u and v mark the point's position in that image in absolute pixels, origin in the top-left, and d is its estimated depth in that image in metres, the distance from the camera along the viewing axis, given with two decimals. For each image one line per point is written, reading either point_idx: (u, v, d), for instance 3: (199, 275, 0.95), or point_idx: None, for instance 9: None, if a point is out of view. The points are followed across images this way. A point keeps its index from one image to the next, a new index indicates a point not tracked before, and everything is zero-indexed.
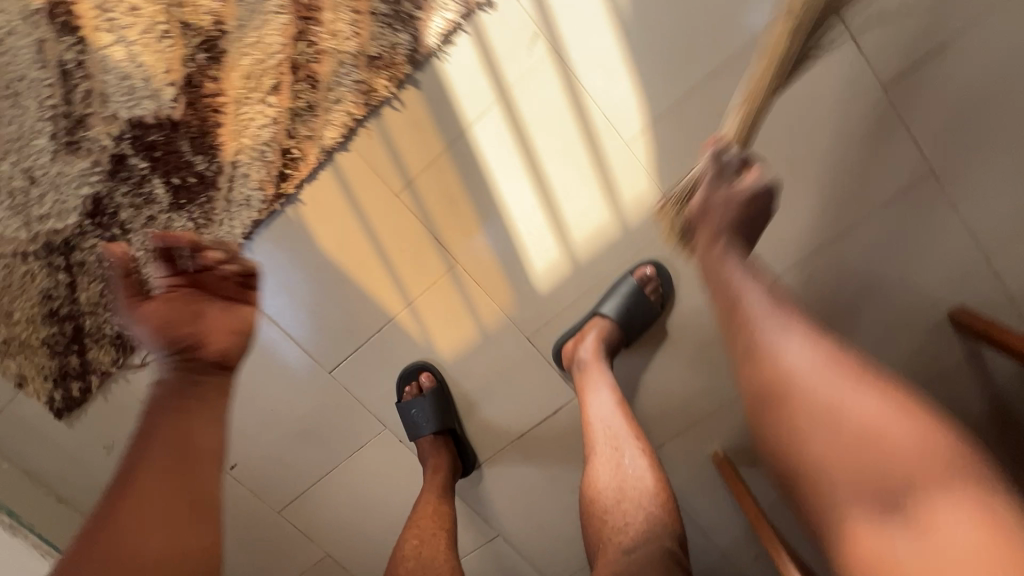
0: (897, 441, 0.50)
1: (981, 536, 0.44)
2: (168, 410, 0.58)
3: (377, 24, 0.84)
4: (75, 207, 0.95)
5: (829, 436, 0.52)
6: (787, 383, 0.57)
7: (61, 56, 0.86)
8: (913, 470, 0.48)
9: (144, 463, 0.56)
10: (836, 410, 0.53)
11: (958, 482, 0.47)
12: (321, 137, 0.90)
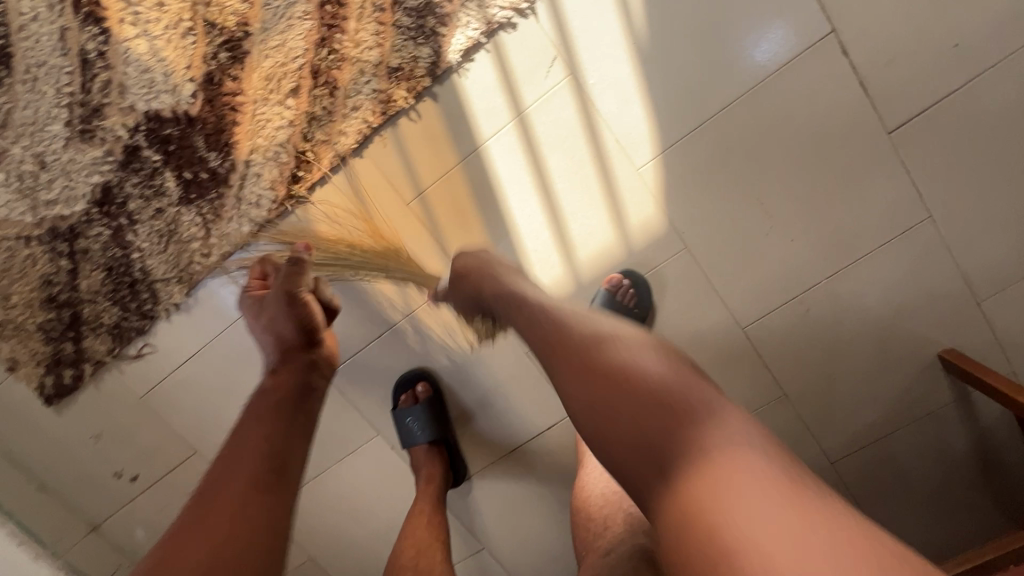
0: (604, 337, 0.52)
1: (664, 401, 0.45)
2: (289, 402, 0.66)
3: (400, 37, 0.86)
4: (83, 195, 0.95)
5: (573, 356, 0.51)
6: (560, 326, 0.56)
7: (83, 46, 0.87)
8: (612, 350, 0.50)
9: (235, 470, 0.55)
10: (586, 336, 0.53)
11: (654, 357, 0.49)
12: (336, 142, 0.91)
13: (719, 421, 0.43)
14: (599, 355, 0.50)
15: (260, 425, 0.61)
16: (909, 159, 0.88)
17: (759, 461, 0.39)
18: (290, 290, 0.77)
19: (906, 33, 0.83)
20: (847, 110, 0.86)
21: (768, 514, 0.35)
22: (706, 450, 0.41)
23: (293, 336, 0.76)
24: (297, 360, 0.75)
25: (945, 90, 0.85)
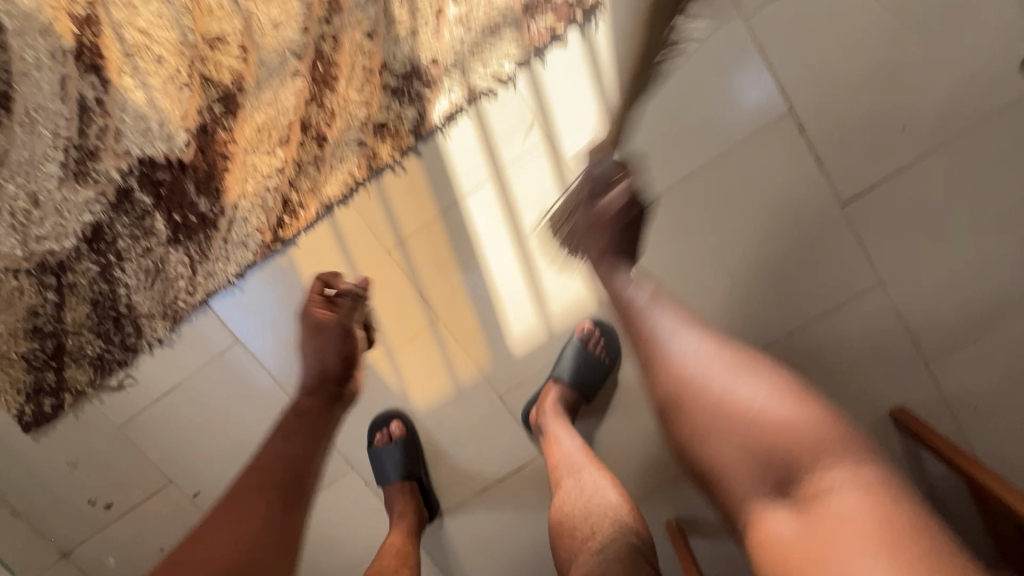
0: (778, 424, 0.54)
1: (851, 517, 0.48)
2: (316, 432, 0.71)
3: (387, 97, 0.90)
4: (74, 232, 0.98)
5: (741, 444, 0.55)
6: (723, 396, 0.58)
7: (81, 93, 0.91)
8: (793, 454, 0.53)
9: (264, 480, 0.64)
10: (757, 419, 0.55)
11: (839, 462, 0.51)
12: (321, 191, 0.95)
13: (904, 540, 0.45)
14: (776, 454, 0.54)
15: (285, 445, 0.68)
16: (863, 229, 0.93)
17: (874, 505, 0.48)
18: (348, 325, 0.79)
19: (858, 113, 0.89)
20: (805, 181, 0.92)
21: (856, 556, 0.45)
22: (897, 565, 0.43)
23: (332, 366, 0.77)
24: (322, 393, 0.75)
25: (895, 168, 0.90)
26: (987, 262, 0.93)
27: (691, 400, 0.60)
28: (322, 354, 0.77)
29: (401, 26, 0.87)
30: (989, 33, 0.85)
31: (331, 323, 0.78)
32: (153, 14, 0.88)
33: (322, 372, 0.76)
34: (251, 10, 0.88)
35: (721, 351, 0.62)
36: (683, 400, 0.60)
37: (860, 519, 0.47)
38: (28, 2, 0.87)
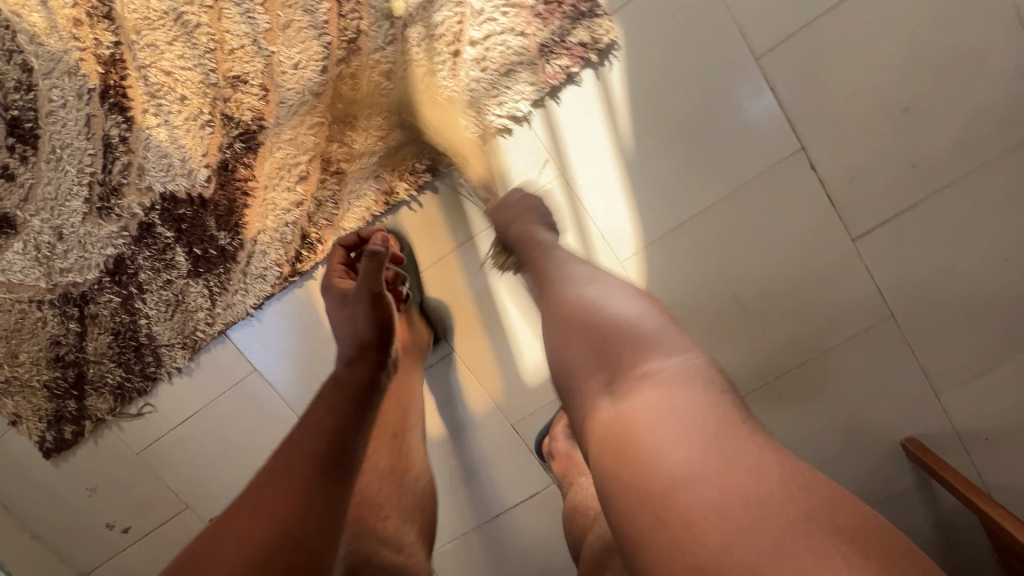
0: (631, 323, 0.53)
1: (670, 397, 0.45)
2: (355, 402, 0.66)
3: (404, 136, 0.92)
4: (96, 265, 1.00)
5: (594, 336, 0.54)
6: (586, 305, 0.58)
7: (107, 132, 0.93)
8: (637, 346, 0.51)
9: (307, 458, 0.56)
10: (614, 319, 0.54)
11: (662, 351, 0.50)
12: (339, 226, 0.97)
13: (719, 419, 0.43)
14: (623, 344, 0.52)
15: (327, 416, 0.62)
16: (874, 263, 0.95)
17: (759, 470, 0.39)
18: (374, 289, 0.79)
19: (871, 151, 0.89)
20: (816, 217, 0.93)
21: (740, 528, 0.35)
22: (702, 443, 0.41)
23: (370, 331, 0.78)
24: (370, 356, 0.75)
25: (906, 205, 0.91)
26: (997, 295, 0.94)
27: (557, 307, 0.60)
28: (357, 322, 0.79)
29: (420, 67, 0.89)
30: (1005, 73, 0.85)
31: (364, 289, 0.79)
32: (176, 53, 0.89)
33: (359, 337, 0.78)
34: (272, 50, 0.89)
35: (597, 277, 0.62)
36: (553, 308, 0.60)
37: (684, 398, 0.45)
38: (55, 43, 0.89)
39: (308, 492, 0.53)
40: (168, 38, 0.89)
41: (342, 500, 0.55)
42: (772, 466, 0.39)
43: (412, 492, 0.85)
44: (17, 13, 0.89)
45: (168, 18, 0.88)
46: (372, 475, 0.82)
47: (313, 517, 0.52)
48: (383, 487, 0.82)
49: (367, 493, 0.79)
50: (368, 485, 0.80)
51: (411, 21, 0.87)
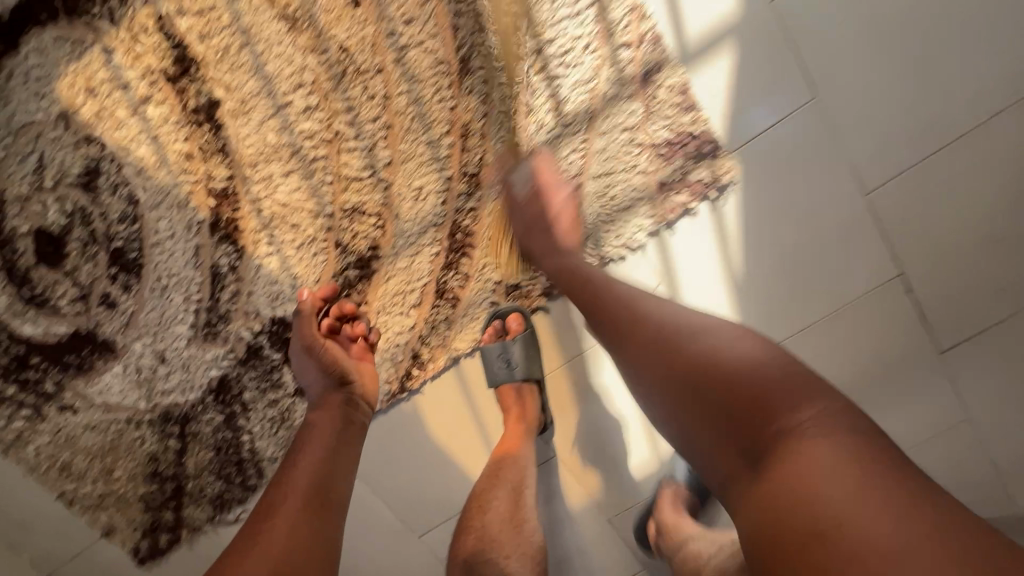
0: (761, 372, 0.48)
1: (822, 459, 0.42)
2: (335, 437, 0.73)
3: (520, 263, 0.93)
4: (199, 385, 0.99)
5: (720, 397, 0.49)
6: (698, 350, 0.53)
7: (215, 261, 0.92)
8: (767, 391, 0.47)
9: (286, 496, 0.63)
10: (742, 372, 0.49)
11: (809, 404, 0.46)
12: (451, 345, 0.97)
13: (890, 485, 0.39)
14: (746, 399, 0.47)
15: (304, 455, 0.69)
16: (955, 374, 1.00)
17: (918, 536, 0.36)
18: (308, 341, 0.82)
19: (963, 275, 0.94)
20: (906, 333, 0.98)
21: (909, 574, 0.34)
22: (888, 525, 0.37)
23: (324, 378, 0.81)
24: (333, 397, 0.80)
25: (990, 322, 0.97)
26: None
27: (657, 348, 0.56)
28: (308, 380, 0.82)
29: None
30: None
31: (298, 347, 0.83)
32: (291, 184, 0.88)
33: (319, 386, 0.81)
34: (392, 183, 0.88)
35: (708, 318, 0.57)
36: (659, 347, 0.56)
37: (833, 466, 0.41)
38: (164, 176, 0.87)
39: (294, 524, 0.59)
40: (284, 173, 0.87)
41: (328, 527, 0.61)
42: (944, 523, 0.36)
43: (532, 543, 0.89)
44: (124, 146, 0.85)
45: (286, 153, 0.86)
46: (493, 517, 0.89)
47: (299, 546, 0.57)
48: (504, 527, 0.88)
49: (487, 529, 0.88)
50: (488, 522, 0.89)
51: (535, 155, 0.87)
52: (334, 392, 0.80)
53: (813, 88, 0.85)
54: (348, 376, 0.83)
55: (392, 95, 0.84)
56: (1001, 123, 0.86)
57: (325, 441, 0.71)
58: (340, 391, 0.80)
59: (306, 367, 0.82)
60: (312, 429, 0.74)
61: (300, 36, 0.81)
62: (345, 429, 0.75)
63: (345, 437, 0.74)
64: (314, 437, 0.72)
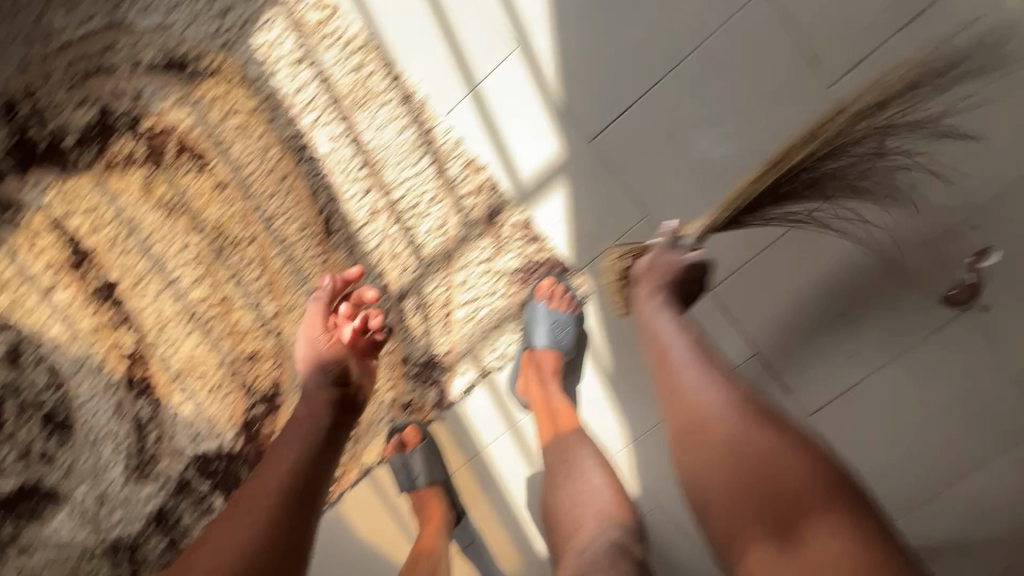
0: (803, 482, 0.54)
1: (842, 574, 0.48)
2: (316, 440, 0.73)
3: (408, 384, 1.02)
4: (141, 516, 1.07)
5: (761, 491, 0.55)
6: (745, 453, 0.57)
7: (136, 411, 1.02)
8: (808, 508, 0.52)
9: (259, 498, 0.66)
10: (783, 476, 0.55)
11: (835, 523, 0.51)
12: (360, 458, 1.08)
13: None
14: (789, 504, 0.53)
15: (287, 449, 0.71)
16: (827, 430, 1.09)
17: None
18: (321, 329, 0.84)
19: (811, 346, 1.04)
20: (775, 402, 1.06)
21: None
22: None
23: (321, 375, 0.80)
24: (323, 394, 0.79)
25: (845, 384, 1.06)
26: (944, 446, 1.08)
27: (709, 427, 0.61)
28: (310, 374, 0.81)
29: (416, 327, 0.99)
30: (919, 275, 0.99)
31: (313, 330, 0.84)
32: (193, 341, 0.98)
33: (318, 379, 0.80)
34: (281, 329, 0.98)
35: (768, 412, 0.61)
36: (707, 425, 0.61)
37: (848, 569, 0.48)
38: (78, 348, 0.97)
39: (258, 528, 0.62)
40: (185, 333, 0.98)
41: (298, 535, 0.64)
42: None
43: None
44: (39, 328, 0.96)
45: (184, 316, 0.96)
46: None
47: (256, 550, 0.61)
48: None
49: None
50: None
51: (404, 292, 0.97)
52: (331, 386, 0.80)
53: (642, 208, 0.93)
54: (350, 376, 0.82)
55: (269, 257, 0.94)
56: (824, 216, 0.94)
57: (304, 437, 0.73)
58: (331, 390, 0.79)
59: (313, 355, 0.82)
60: (295, 422, 0.76)
61: (178, 219, 0.91)
62: (326, 426, 0.75)
63: (331, 438, 0.75)
64: (300, 437, 0.73)
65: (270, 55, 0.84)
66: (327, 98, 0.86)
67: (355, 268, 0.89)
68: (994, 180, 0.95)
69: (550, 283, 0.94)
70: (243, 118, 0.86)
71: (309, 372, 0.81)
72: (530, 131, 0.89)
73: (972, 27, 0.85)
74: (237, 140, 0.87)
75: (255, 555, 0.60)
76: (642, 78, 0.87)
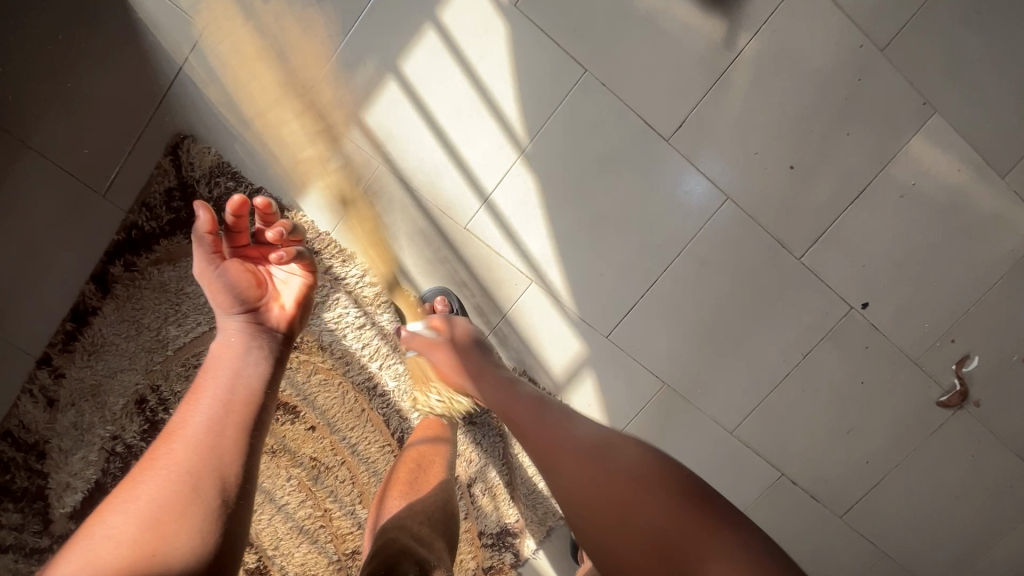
0: (601, 472, 0.67)
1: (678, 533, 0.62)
2: (253, 356, 0.70)
3: (487, 551, 1.14)
4: None
5: (597, 484, 0.67)
6: (572, 442, 0.72)
7: None
8: (623, 465, 0.68)
9: (182, 432, 0.61)
10: (602, 460, 0.69)
11: (648, 491, 0.65)
12: None
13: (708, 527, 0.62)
14: (614, 496, 0.65)
15: (233, 363, 0.69)
16: (865, 527, 1.19)
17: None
18: (208, 249, 0.71)
19: (835, 458, 1.16)
20: (810, 511, 1.17)
21: None
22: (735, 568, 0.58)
23: (237, 304, 0.72)
24: (241, 319, 0.72)
25: (870, 485, 1.17)
26: (969, 520, 1.19)
27: (527, 437, 0.75)
28: (220, 299, 0.72)
29: (486, 505, 1.14)
30: (914, 387, 1.12)
31: (203, 257, 0.71)
32: (304, 550, 1.12)
33: (227, 299, 0.72)
34: None
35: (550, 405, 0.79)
36: (546, 447, 0.72)
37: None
38: None
39: (185, 465, 0.58)
40: (296, 544, 1.11)
41: (243, 449, 0.62)
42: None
43: None
44: None
45: (295, 531, 1.11)
46: None
47: (174, 492, 0.55)
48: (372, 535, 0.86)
49: None
50: None
51: (471, 480, 1.13)
52: (234, 314, 0.72)
53: (659, 378, 1.09)
54: (254, 300, 0.73)
55: (357, 474, 1.11)
56: (815, 357, 1.10)
57: (234, 362, 0.69)
58: (255, 315, 0.73)
59: (218, 275, 0.71)
60: (221, 357, 0.69)
61: (280, 458, 1.08)
62: (256, 345, 0.71)
63: (275, 356, 0.72)
64: (236, 354, 0.70)
65: (339, 325, 1.03)
66: (388, 347, 1.06)
67: (237, 196, 0.69)
68: (963, 300, 1.08)
69: None
70: (322, 374, 1.05)
71: (211, 305, 0.72)
72: (556, 337, 1.06)
73: (903, 198, 1.02)
74: (320, 390, 1.06)
75: (173, 497, 0.55)
76: (642, 280, 1.04)
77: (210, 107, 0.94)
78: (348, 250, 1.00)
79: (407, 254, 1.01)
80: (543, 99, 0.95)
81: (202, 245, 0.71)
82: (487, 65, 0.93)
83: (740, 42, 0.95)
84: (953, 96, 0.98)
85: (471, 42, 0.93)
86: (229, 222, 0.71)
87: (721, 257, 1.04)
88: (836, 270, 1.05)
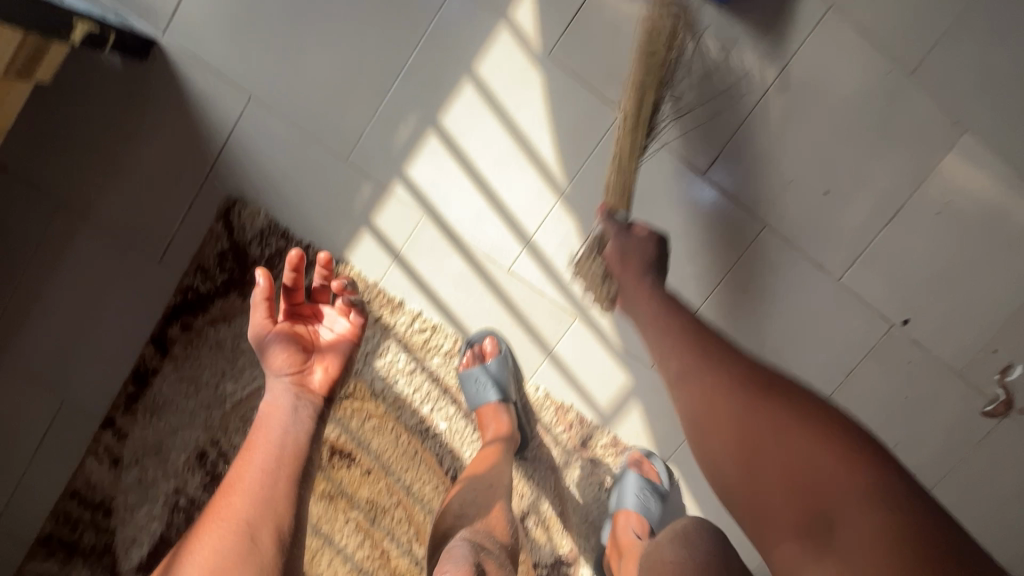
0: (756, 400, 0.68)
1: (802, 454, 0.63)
2: (296, 412, 0.74)
3: None
4: None
5: (740, 406, 0.68)
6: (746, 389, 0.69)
7: None
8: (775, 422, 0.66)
9: (237, 487, 0.67)
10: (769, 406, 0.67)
11: (801, 431, 0.65)
12: None
13: (846, 470, 0.61)
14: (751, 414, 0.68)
15: (280, 417, 0.73)
16: None
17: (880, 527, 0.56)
18: (266, 318, 0.79)
19: None
20: None
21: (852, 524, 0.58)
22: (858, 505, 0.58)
23: (284, 369, 0.78)
24: (288, 379, 0.77)
25: None
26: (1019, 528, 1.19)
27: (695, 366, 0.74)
28: (272, 357, 0.78)
29: (540, 537, 1.14)
30: (958, 399, 1.13)
31: (264, 324, 0.79)
32: None
33: (277, 360, 0.78)
34: None
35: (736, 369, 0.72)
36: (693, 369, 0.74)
37: (833, 483, 0.61)
38: None
39: (240, 524, 0.64)
40: None
41: (289, 501, 0.67)
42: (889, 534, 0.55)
43: None
44: None
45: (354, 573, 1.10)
46: None
47: (231, 552, 0.62)
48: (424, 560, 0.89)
49: None
50: None
51: (524, 514, 1.13)
52: (281, 374, 0.77)
53: None
54: (300, 364, 0.79)
55: (414, 514, 1.11)
56: (857, 375, 1.11)
57: (282, 417, 0.73)
58: (300, 373, 0.78)
59: (269, 341, 0.78)
60: (270, 415, 0.74)
61: (337, 502, 1.09)
62: (299, 405, 0.75)
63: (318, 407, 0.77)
64: (284, 408, 0.75)
65: (390, 372, 1.06)
66: (439, 390, 1.08)
67: (294, 251, 0.76)
68: (1003, 312, 1.09)
69: (654, 466, 1.10)
70: (375, 419, 1.08)
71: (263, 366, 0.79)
72: (602, 371, 1.08)
73: (939, 216, 1.03)
74: (375, 434, 1.08)
75: (232, 555, 0.61)
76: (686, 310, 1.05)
77: (259, 170, 0.97)
78: (396, 299, 1.03)
79: (453, 299, 1.04)
80: (581, 143, 0.97)
81: (263, 313, 0.79)
82: (524, 114, 0.96)
83: (770, 75, 0.97)
84: (985, 114, 0.99)
85: (510, 93, 0.95)
86: (286, 281, 0.78)
87: (761, 284, 1.05)
88: (875, 289, 1.06)
